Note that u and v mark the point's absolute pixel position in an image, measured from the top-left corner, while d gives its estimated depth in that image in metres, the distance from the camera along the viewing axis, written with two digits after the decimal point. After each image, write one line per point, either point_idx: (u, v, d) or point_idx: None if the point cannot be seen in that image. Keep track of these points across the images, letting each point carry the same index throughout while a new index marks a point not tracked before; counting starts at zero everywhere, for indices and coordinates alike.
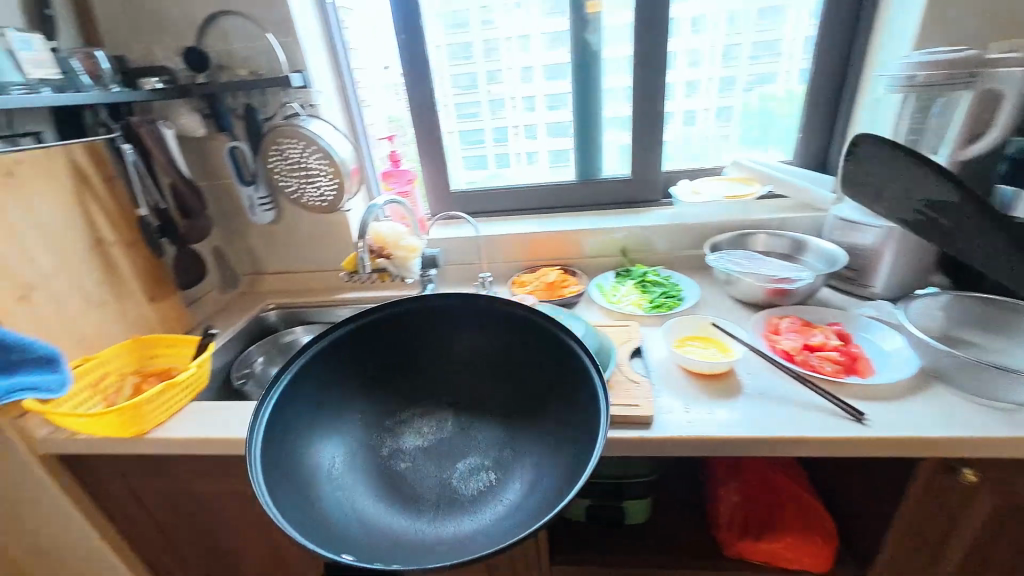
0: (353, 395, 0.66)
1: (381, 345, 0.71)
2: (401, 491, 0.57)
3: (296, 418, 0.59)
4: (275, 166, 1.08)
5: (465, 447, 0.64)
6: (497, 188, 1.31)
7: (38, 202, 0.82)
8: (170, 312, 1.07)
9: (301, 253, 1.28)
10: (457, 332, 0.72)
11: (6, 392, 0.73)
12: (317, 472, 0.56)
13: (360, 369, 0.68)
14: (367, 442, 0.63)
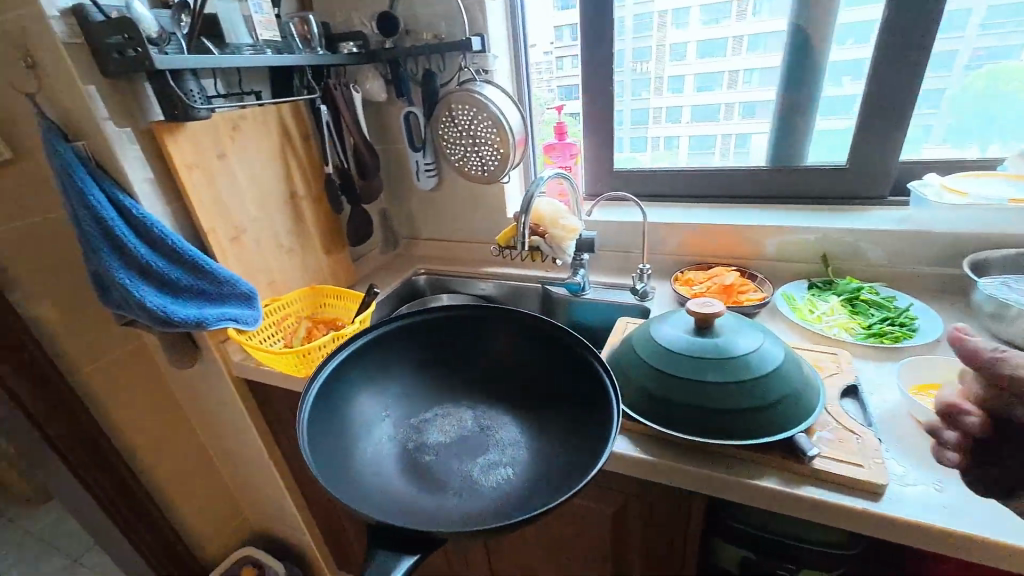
0: (390, 387, 0.73)
1: (417, 346, 0.77)
2: (428, 475, 0.63)
3: (341, 405, 0.66)
4: (446, 132, 1.08)
5: (486, 444, 0.68)
6: (667, 170, 1.15)
7: (254, 156, 0.92)
8: (339, 265, 1.16)
9: (455, 223, 1.29)
10: (484, 340, 0.78)
11: (216, 320, 0.84)
12: (356, 455, 0.62)
13: (399, 365, 0.75)
14: (397, 434, 0.68)
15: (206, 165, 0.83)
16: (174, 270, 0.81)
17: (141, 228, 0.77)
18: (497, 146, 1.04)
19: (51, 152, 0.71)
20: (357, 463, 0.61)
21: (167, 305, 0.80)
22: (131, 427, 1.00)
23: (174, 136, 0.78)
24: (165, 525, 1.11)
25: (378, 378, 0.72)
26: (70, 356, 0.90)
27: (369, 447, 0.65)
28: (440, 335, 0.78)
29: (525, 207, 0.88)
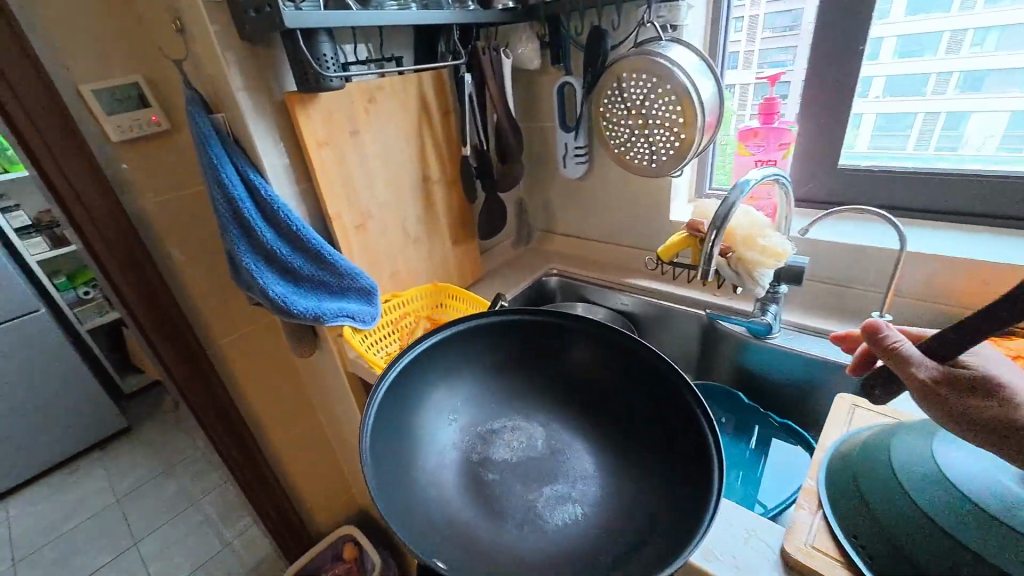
0: (456, 390, 0.63)
1: (493, 349, 0.66)
2: (488, 500, 0.52)
3: (399, 407, 0.57)
4: (609, 109, 0.84)
5: (556, 472, 0.56)
6: (893, 174, 0.80)
7: (387, 133, 0.80)
8: (466, 258, 1.03)
9: (600, 220, 1.07)
10: (563, 352, 0.65)
11: (333, 315, 0.77)
12: (410, 467, 0.53)
13: (467, 367, 0.64)
14: (459, 444, 0.59)
15: (336, 143, 0.74)
16: (297, 257, 0.74)
17: (269, 210, 0.71)
18: (677, 130, 0.78)
19: (191, 125, 0.66)
20: (410, 477, 0.52)
21: (287, 295, 0.74)
22: (258, 398, 1.02)
23: (307, 109, 0.69)
24: (282, 492, 1.14)
25: (443, 379, 0.62)
26: (211, 327, 0.92)
27: (426, 458, 0.56)
28: (514, 340, 0.66)
29: (719, 224, 0.61)
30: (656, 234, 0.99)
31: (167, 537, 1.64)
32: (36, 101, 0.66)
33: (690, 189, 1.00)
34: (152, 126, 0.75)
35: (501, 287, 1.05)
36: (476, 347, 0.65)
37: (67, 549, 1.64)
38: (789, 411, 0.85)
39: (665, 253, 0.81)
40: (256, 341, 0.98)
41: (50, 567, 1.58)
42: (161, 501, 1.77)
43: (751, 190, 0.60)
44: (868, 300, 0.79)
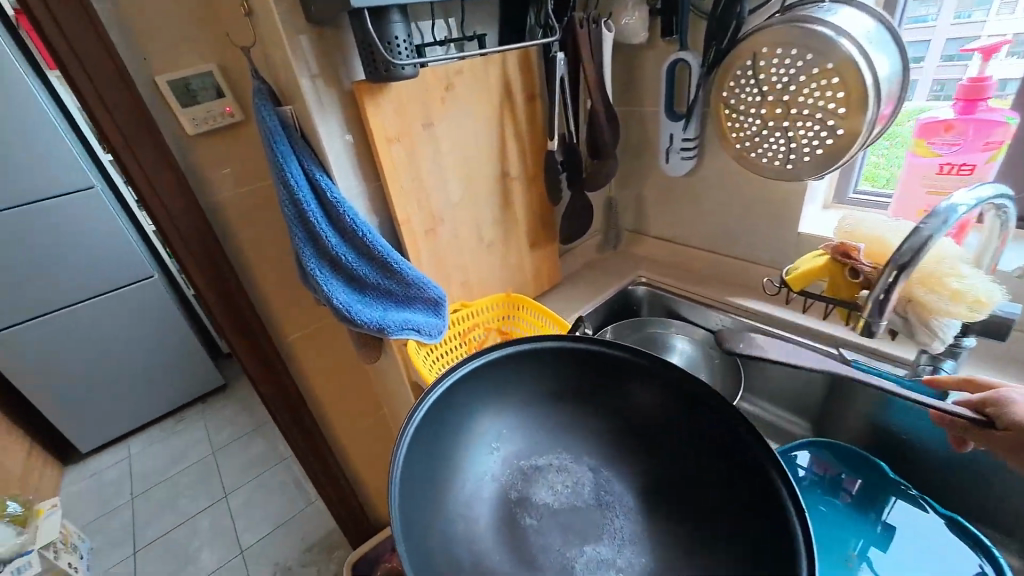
0: (501, 416, 0.53)
1: (548, 377, 0.55)
2: (515, 558, 0.43)
3: (435, 426, 0.49)
4: (736, 95, 0.67)
5: (602, 533, 0.45)
6: None
7: (465, 124, 0.71)
8: (544, 263, 0.92)
9: (705, 223, 0.91)
10: (636, 392, 0.52)
11: (398, 328, 0.70)
12: (432, 499, 0.45)
13: (518, 391, 0.54)
14: (493, 478, 0.50)
15: (409, 138, 0.65)
16: (362, 264, 0.68)
17: (334, 213, 0.64)
18: (833, 122, 0.60)
19: (258, 119, 0.61)
20: (431, 508, 0.45)
21: (352, 304, 0.68)
22: (326, 391, 1.02)
23: (378, 101, 0.61)
24: (346, 482, 1.15)
25: (488, 401, 0.53)
26: (283, 321, 0.90)
27: (453, 489, 0.47)
28: (571, 370, 0.55)
29: (905, 262, 0.45)
30: (778, 247, 0.82)
31: (253, 494, 1.77)
32: (114, 95, 0.63)
33: (829, 192, 0.79)
34: (226, 118, 0.72)
35: (581, 296, 0.93)
36: (525, 374, 0.54)
37: (172, 492, 1.83)
38: (946, 491, 0.66)
39: (796, 280, 0.64)
40: (325, 336, 0.96)
41: (157, 506, 1.79)
42: (249, 458, 1.92)
43: (961, 219, 0.43)
44: None
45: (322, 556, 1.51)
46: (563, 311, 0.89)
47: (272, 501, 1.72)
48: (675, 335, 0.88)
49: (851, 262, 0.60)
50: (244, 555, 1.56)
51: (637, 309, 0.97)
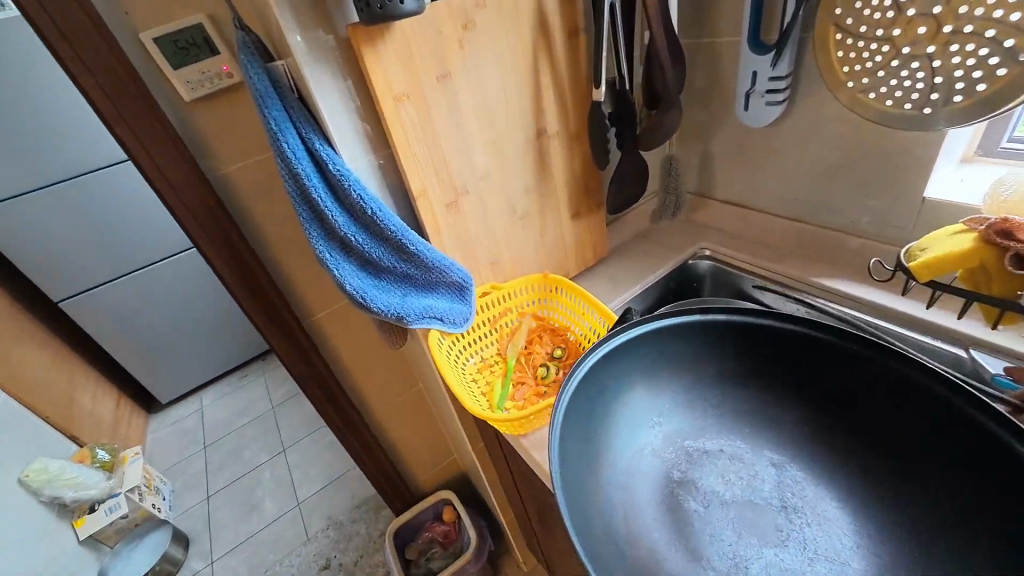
0: (663, 387, 0.53)
1: (709, 349, 0.52)
2: (682, 533, 0.43)
3: (601, 389, 0.50)
4: (857, 11, 0.51)
5: (783, 532, 0.43)
6: None
7: (489, 73, 0.58)
8: (589, 237, 0.80)
9: (789, 186, 0.74)
10: (815, 372, 0.48)
11: (418, 317, 0.61)
12: (597, 461, 0.47)
13: (680, 365, 0.53)
14: (658, 454, 0.49)
15: (420, 94, 0.54)
16: (375, 246, 0.58)
17: (338, 187, 0.55)
18: (1011, 42, 0.42)
19: (246, 78, 0.51)
20: (597, 474, 0.46)
21: (366, 290, 0.59)
22: (358, 368, 0.98)
23: (378, 50, 0.49)
24: (385, 454, 1.15)
25: (645, 372, 0.52)
26: (309, 298, 0.86)
27: (617, 455, 0.48)
28: (736, 345, 0.52)
29: None
30: (889, 216, 0.64)
31: (308, 449, 1.87)
32: (95, 54, 0.55)
33: (970, 142, 0.60)
34: (224, 79, 0.63)
35: (629, 274, 0.80)
36: (684, 350, 0.52)
37: (239, 444, 1.97)
38: None
39: (923, 268, 0.49)
40: (352, 314, 0.91)
41: (225, 456, 1.93)
42: (304, 415, 2.02)
43: None
44: None
45: (371, 514, 1.58)
46: (608, 292, 0.78)
47: (325, 458, 1.81)
48: None
49: (1012, 247, 0.43)
50: (301, 507, 1.66)
51: (697, 287, 0.83)
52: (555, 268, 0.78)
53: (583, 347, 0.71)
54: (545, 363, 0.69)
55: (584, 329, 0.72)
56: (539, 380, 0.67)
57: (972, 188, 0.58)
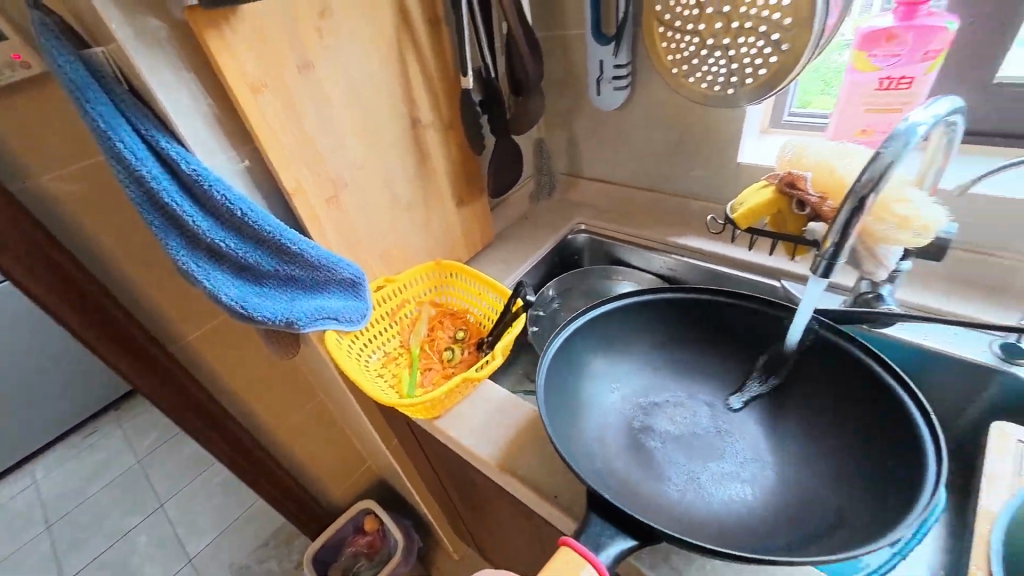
0: (615, 361, 0.58)
1: (643, 324, 0.59)
2: (648, 471, 0.50)
3: (565, 366, 0.54)
4: (671, 8, 0.60)
5: (721, 450, 0.52)
6: None
7: (355, 63, 0.57)
8: (476, 220, 0.83)
9: (642, 160, 0.85)
10: (724, 328, 0.57)
11: (310, 320, 0.58)
12: (574, 423, 0.51)
13: (626, 341, 0.58)
14: (616, 413, 0.55)
15: (280, 84, 0.51)
16: (250, 249, 0.53)
17: (194, 187, 0.49)
18: (777, 36, 0.53)
19: (52, 68, 0.43)
20: (576, 436, 0.50)
21: (246, 298, 0.54)
22: (245, 390, 0.90)
23: (223, 36, 0.46)
24: (289, 477, 1.07)
25: (598, 349, 0.57)
26: (171, 322, 0.75)
27: (587, 416, 0.53)
28: (665, 318, 0.58)
29: (865, 195, 0.40)
30: (716, 180, 0.77)
31: (192, 497, 1.64)
32: None
33: (765, 117, 0.76)
34: (18, 70, 0.52)
35: (517, 254, 0.85)
36: (626, 328, 0.58)
37: (97, 513, 1.65)
38: None
39: (743, 218, 0.60)
40: (230, 331, 0.82)
41: (80, 531, 1.60)
42: (179, 461, 1.75)
43: (922, 139, 0.39)
44: (1017, 272, 0.58)
45: (282, 548, 1.45)
46: (500, 272, 0.82)
47: (216, 502, 1.60)
48: (620, 284, 0.84)
49: (795, 194, 0.56)
50: (195, 563, 1.46)
51: (578, 259, 0.91)
52: (447, 255, 0.80)
53: (484, 326, 0.75)
54: (449, 346, 0.72)
55: (482, 308, 0.76)
56: (446, 363, 0.70)
57: (768, 153, 0.73)
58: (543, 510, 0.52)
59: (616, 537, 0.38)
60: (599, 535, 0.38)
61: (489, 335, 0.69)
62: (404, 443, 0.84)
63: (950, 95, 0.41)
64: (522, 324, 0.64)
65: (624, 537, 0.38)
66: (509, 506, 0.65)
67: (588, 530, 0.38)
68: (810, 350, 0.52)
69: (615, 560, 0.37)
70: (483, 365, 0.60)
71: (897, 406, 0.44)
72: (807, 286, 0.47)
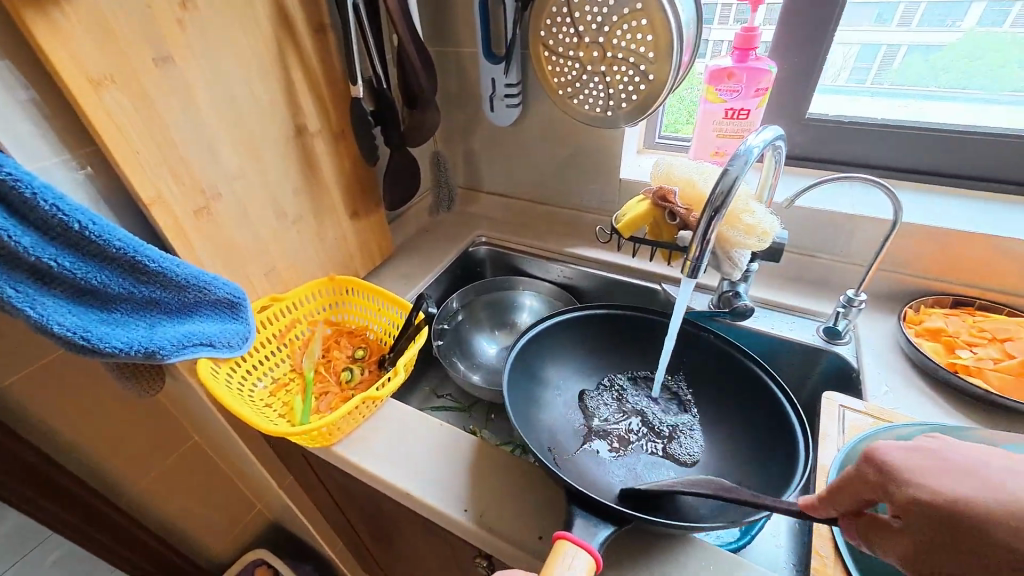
0: (559, 371, 0.63)
1: (572, 340, 0.64)
2: (594, 469, 0.55)
3: (518, 378, 0.58)
4: (554, 34, 0.64)
5: (651, 442, 0.58)
6: (853, 120, 0.75)
7: (227, 62, 0.52)
8: (373, 234, 0.80)
9: (536, 175, 0.89)
10: (637, 339, 0.64)
11: (177, 349, 0.51)
12: (529, 428, 0.55)
13: (565, 352, 0.64)
14: (558, 423, 0.59)
15: (132, 80, 0.45)
16: (93, 271, 0.45)
17: (10, 196, 0.40)
18: (644, 67, 0.60)
19: None
20: (531, 440, 0.54)
21: (88, 328, 0.45)
22: (91, 440, 0.75)
23: (52, 20, 0.39)
24: (156, 538, 0.91)
25: (542, 365, 0.62)
26: None
27: (539, 419, 0.58)
28: (593, 330, 0.65)
29: (719, 205, 0.46)
30: (603, 194, 0.84)
31: None
32: None
33: (640, 138, 0.86)
34: None
35: (418, 267, 0.84)
36: (563, 344, 0.64)
37: None
38: None
39: (626, 228, 0.65)
40: (68, 370, 0.68)
41: None
42: None
43: (757, 159, 0.46)
44: (829, 270, 0.72)
45: None
46: (401, 287, 0.79)
47: None
48: (523, 294, 0.86)
49: (668, 206, 0.63)
50: None
51: (480, 271, 0.93)
52: (342, 270, 0.76)
53: (385, 342, 0.72)
54: (348, 366, 0.67)
55: (382, 325, 0.73)
56: (344, 385, 0.65)
57: (644, 170, 0.82)
58: (454, 528, 0.51)
59: (600, 526, 0.39)
60: (588, 524, 0.39)
61: (391, 351, 0.66)
62: (301, 478, 0.77)
63: (772, 126, 0.49)
64: (424, 339, 0.63)
65: (606, 524, 0.40)
66: (420, 532, 0.63)
67: (577, 520, 0.40)
68: (704, 352, 0.61)
69: (603, 547, 0.38)
70: (385, 383, 0.57)
71: (769, 391, 0.53)
72: (678, 292, 0.54)
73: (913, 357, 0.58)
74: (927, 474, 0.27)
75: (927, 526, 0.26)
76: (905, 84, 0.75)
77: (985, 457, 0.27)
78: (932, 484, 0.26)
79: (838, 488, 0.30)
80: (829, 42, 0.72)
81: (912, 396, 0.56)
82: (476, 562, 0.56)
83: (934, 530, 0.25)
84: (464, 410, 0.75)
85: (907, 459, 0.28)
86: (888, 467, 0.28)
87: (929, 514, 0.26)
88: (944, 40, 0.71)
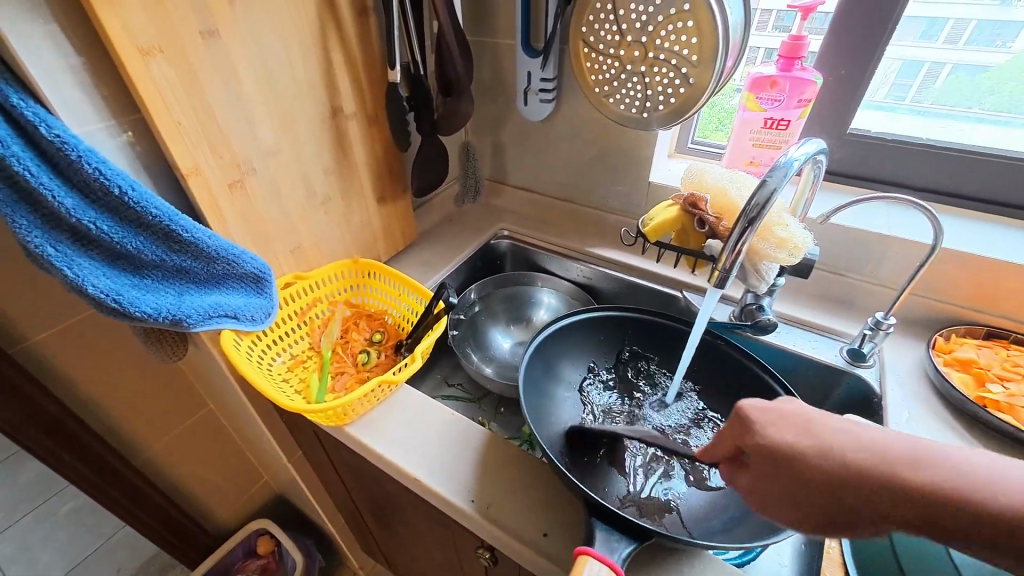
0: (573, 370, 0.63)
1: (585, 341, 0.64)
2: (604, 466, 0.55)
3: (533, 376, 0.58)
4: (596, 32, 0.64)
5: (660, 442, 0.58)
6: (893, 137, 0.73)
7: (268, 38, 0.52)
8: (397, 220, 0.80)
9: (563, 173, 0.88)
10: (653, 344, 0.64)
11: (202, 318, 0.52)
12: (543, 426, 0.55)
13: (579, 353, 0.64)
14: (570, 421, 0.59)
15: (179, 52, 0.45)
16: (129, 236, 0.46)
17: (57, 157, 0.41)
18: (685, 70, 0.59)
19: None
20: (544, 437, 0.54)
21: (120, 291, 0.46)
22: (111, 400, 0.77)
23: None
24: (168, 500, 0.94)
25: (555, 363, 0.61)
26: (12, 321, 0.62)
27: (551, 417, 0.58)
28: (612, 331, 0.64)
29: (754, 217, 0.45)
30: (630, 196, 0.83)
31: None
32: None
33: (673, 142, 0.85)
34: None
35: (439, 256, 0.84)
36: (576, 344, 0.63)
37: None
38: None
39: (653, 232, 0.64)
40: (96, 331, 0.70)
41: None
42: None
43: (797, 172, 0.45)
44: (857, 290, 0.70)
45: None
46: (422, 274, 0.80)
47: None
48: (541, 290, 0.86)
49: (698, 213, 0.61)
50: None
51: (499, 263, 0.92)
52: (364, 254, 0.76)
53: (402, 328, 0.72)
54: (365, 349, 0.68)
55: (400, 310, 0.73)
56: (360, 367, 0.66)
57: (673, 175, 0.80)
58: (461, 517, 0.51)
59: (623, 542, 0.39)
60: (611, 540, 0.39)
61: (409, 337, 0.67)
62: (310, 455, 0.78)
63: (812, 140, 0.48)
64: (442, 328, 0.63)
65: (628, 540, 0.39)
66: (424, 520, 0.64)
67: (598, 534, 0.40)
68: (719, 360, 0.60)
69: (625, 563, 0.38)
70: (401, 369, 0.57)
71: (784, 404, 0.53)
72: (704, 303, 0.54)
73: (940, 386, 0.57)
74: (777, 426, 0.29)
75: (767, 463, 0.28)
76: (953, 105, 0.72)
77: (835, 422, 0.28)
78: (783, 438, 0.28)
79: (720, 439, 0.32)
80: (880, 56, 0.69)
81: (934, 426, 0.54)
82: (480, 555, 0.56)
83: (773, 468, 0.28)
84: (473, 401, 0.75)
85: (767, 412, 0.30)
86: (749, 417, 0.30)
87: (771, 457, 0.28)
88: (991, 61, 0.68)
